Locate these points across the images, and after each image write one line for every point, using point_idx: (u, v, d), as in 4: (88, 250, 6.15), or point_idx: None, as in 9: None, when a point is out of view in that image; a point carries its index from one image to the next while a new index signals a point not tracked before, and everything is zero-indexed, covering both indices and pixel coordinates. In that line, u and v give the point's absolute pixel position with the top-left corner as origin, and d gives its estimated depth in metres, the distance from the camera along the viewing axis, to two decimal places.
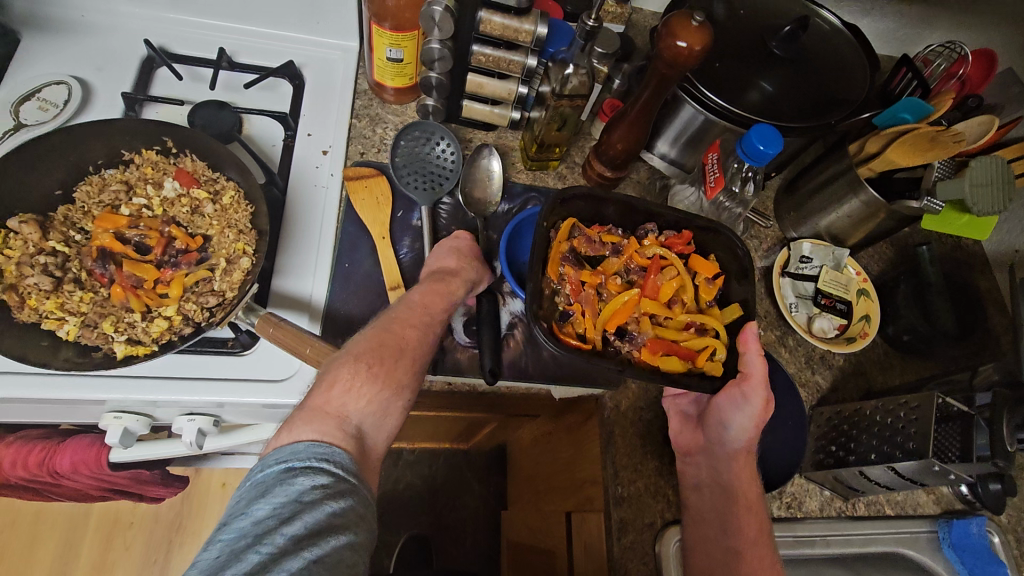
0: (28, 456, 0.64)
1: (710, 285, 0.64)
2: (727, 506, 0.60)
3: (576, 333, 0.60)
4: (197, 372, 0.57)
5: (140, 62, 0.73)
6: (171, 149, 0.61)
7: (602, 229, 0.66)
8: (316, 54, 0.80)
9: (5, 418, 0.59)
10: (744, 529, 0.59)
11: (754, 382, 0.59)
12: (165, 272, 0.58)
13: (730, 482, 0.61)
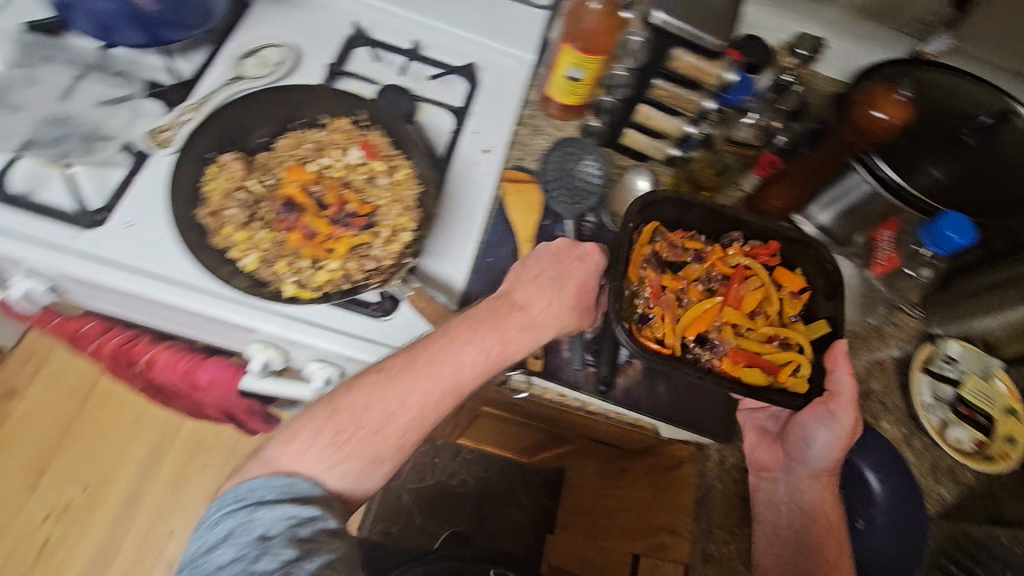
0: (178, 362, 0.69)
1: (795, 299, 0.66)
2: (806, 527, 0.61)
3: (656, 337, 0.62)
4: (342, 325, 0.62)
5: (343, 40, 0.78)
6: (363, 121, 0.67)
7: (682, 234, 0.68)
8: (495, 60, 0.83)
9: (170, 324, 0.66)
10: (821, 551, 0.60)
11: (843, 401, 0.59)
12: (336, 229, 0.62)
13: (810, 503, 0.62)
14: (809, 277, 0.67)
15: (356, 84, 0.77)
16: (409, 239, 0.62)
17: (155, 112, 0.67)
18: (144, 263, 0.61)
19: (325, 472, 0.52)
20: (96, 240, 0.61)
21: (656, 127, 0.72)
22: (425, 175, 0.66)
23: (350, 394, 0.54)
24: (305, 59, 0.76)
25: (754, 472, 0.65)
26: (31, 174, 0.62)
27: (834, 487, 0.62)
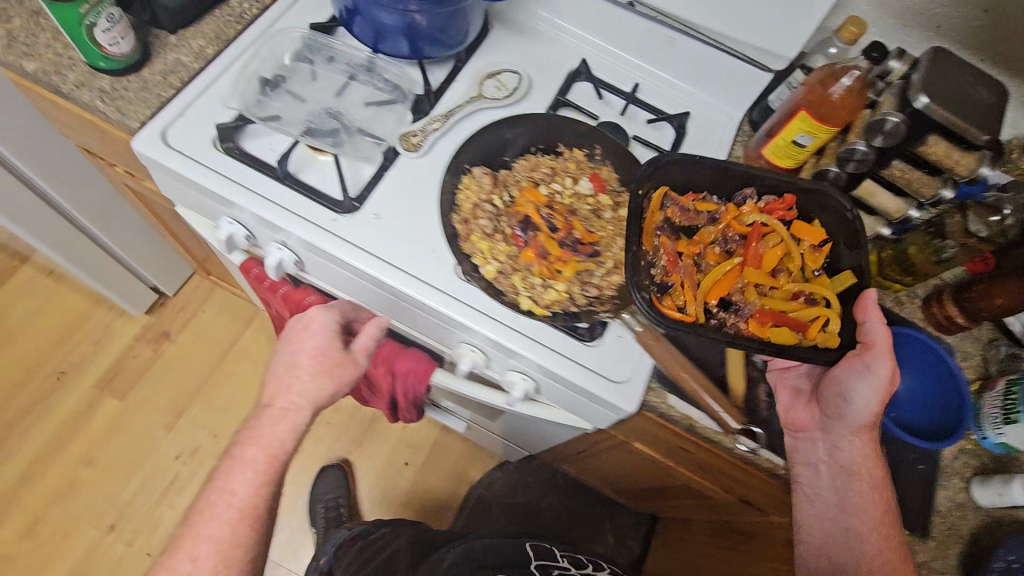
0: (377, 351, 0.75)
1: (816, 252, 0.65)
2: (850, 483, 0.64)
3: (678, 305, 0.62)
4: (559, 346, 0.64)
5: (566, 74, 0.82)
6: (596, 155, 0.71)
7: (696, 196, 0.68)
8: (706, 112, 0.83)
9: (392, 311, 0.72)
10: (867, 510, 0.63)
11: (879, 350, 0.59)
12: (565, 253, 0.66)
13: (852, 462, 0.64)
14: (829, 229, 0.66)
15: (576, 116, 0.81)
16: None
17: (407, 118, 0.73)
18: (387, 254, 0.67)
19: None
20: (349, 226, 0.67)
21: (876, 203, 0.71)
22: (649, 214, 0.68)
23: (263, 386, 0.67)
24: (535, 87, 0.80)
25: (793, 433, 0.67)
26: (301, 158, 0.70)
27: (875, 441, 0.64)
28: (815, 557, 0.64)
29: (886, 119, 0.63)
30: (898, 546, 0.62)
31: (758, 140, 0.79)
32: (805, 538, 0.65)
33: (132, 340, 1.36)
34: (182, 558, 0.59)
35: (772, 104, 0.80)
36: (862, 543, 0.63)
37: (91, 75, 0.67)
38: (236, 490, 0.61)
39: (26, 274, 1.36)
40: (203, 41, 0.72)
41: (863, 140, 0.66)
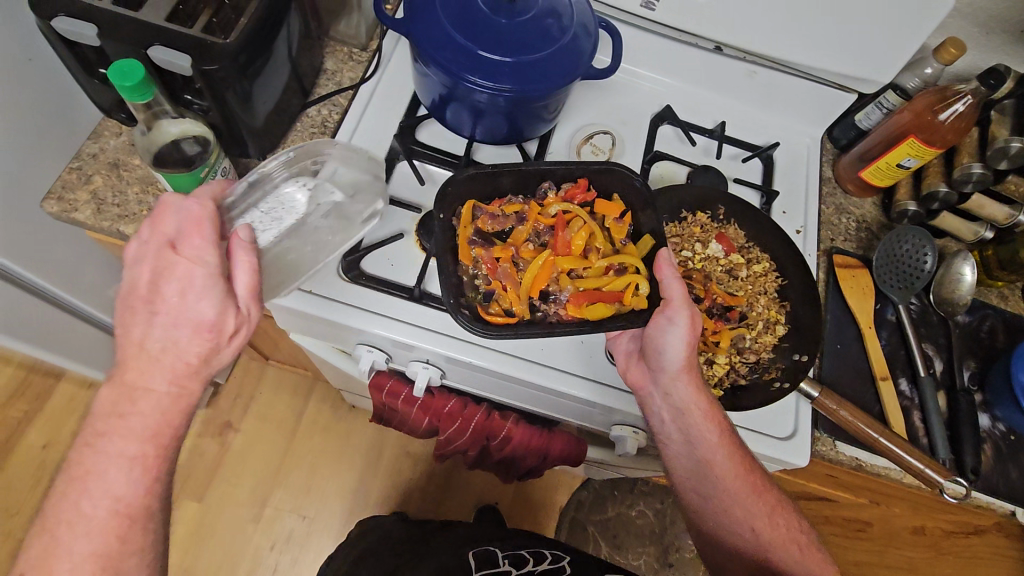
0: (531, 438, 0.76)
1: (619, 224, 0.66)
2: (688, 424, 0.62)
3: (503, 309, 0.62)
4: None
5: (650, 121, 0.81)
6: (720, 215, 0.71)
7: (502, 201, 0.66)
8: (789, 138, 0.84)
9: (542, 406, 0.73)
10: (705, 438, 0.62)
11: (675, 301, 0.60)
12: (716, 324, 0.67)
13: (686, 405, 0.62)
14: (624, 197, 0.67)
15: (669, 165, 0.80)
16: (784, 333, 0.66)
17: None
18: (541, 355, 0.66)
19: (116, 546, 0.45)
20: (494, 335, 0.66)
21: (986, 214, 0.74)
22: (784, 267, 0.69)
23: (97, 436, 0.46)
24: (626, 145, 0.79)
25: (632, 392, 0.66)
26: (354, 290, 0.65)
27: (694, 376, 0.62)
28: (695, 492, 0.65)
29: (1010, 145, 0.66)
30: (739, 459, 0.62)
31: (850, 158, 0.81)
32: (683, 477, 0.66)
33: (196, 438, 1.31)
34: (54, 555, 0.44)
35: (861, 123, 0.81)
36: (715, 467, 0.63)
37: None
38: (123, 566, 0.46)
39: (65, 391, 1.29)
40: None
41: (980, 163, 0.69)
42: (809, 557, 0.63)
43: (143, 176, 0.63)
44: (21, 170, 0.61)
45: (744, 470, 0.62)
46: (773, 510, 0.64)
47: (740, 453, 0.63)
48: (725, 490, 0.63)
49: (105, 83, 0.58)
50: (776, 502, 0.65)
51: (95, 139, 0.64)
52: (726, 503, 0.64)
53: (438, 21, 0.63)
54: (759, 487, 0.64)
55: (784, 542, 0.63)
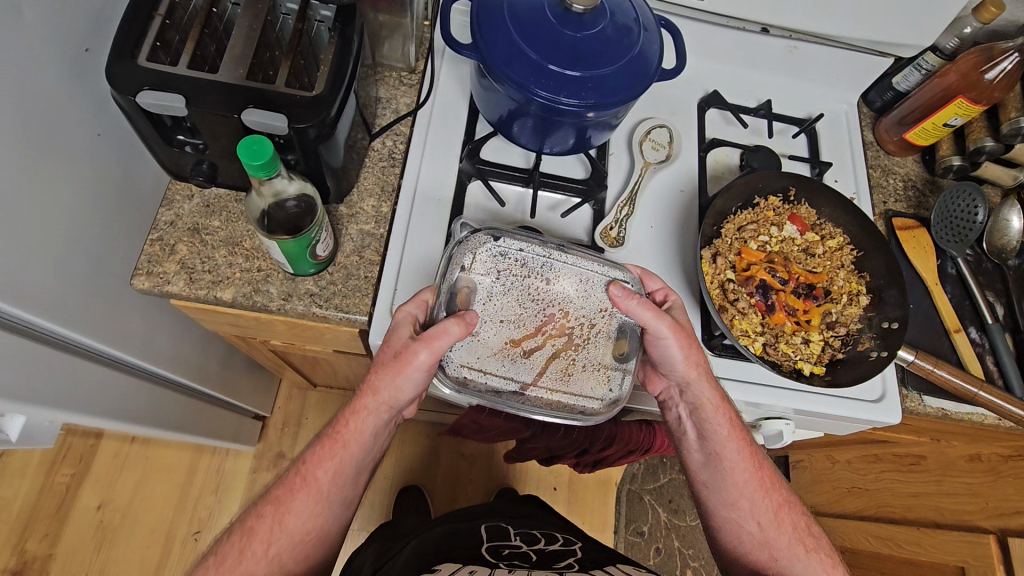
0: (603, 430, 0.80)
1: None
2: (701, 418, 0.62)
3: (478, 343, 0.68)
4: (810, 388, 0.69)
5: (698, 107, 0.82)
6: (790, 196, 0.73)
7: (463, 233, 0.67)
8: (828, 107, 0.87)
9: (642, 405, 0.74)
10: (718, 432, 0.62)
11: (655, 325, 0.58)
12: (805, 303, 0.69)
13: (702, 402, 0.62)
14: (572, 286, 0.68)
15: (723, 150, 0.80)
16: (867, 303, 0.69)
17: (598, 214, 0.73)
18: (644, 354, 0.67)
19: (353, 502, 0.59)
20: None
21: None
22: (858, 240, 0.71)
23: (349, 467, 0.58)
24: (682, 134, 0.80)
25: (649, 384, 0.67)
26: (502, 361, 0.58)
27: (711, 375, 0.61)
28: (693, 452, 0.65)
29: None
30: (749, 449, 0.63)
31: (890, 120, 0.84)
32: (684, 456, 0.66)
33: (250, 474, 1.24)
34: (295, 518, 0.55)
35: (899, 86, 0.83)
36: (724, 455, 0.63)
37: (294, 281, 0.61)
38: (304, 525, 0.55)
39: (111, 447, 1.23)
40: (374, 200, 0.67)
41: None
42: (818, 564, 0.61)
43: (227, 238, 0.62)
44: (93, 244, 0.56)
45: (750, 459, 0.63)
46: (779, 508, 0.63)
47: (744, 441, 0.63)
48: (733, 482, 0.63)
49: (183, 150, 0.57)
50: (780, 500, 0.64)
51: (169, 206, 0.63)
52: (729, 496, 0.63)
53: (508, 38, 0.62)
54: (767, 483, 0.64)
55: (794, 545, 0.62)
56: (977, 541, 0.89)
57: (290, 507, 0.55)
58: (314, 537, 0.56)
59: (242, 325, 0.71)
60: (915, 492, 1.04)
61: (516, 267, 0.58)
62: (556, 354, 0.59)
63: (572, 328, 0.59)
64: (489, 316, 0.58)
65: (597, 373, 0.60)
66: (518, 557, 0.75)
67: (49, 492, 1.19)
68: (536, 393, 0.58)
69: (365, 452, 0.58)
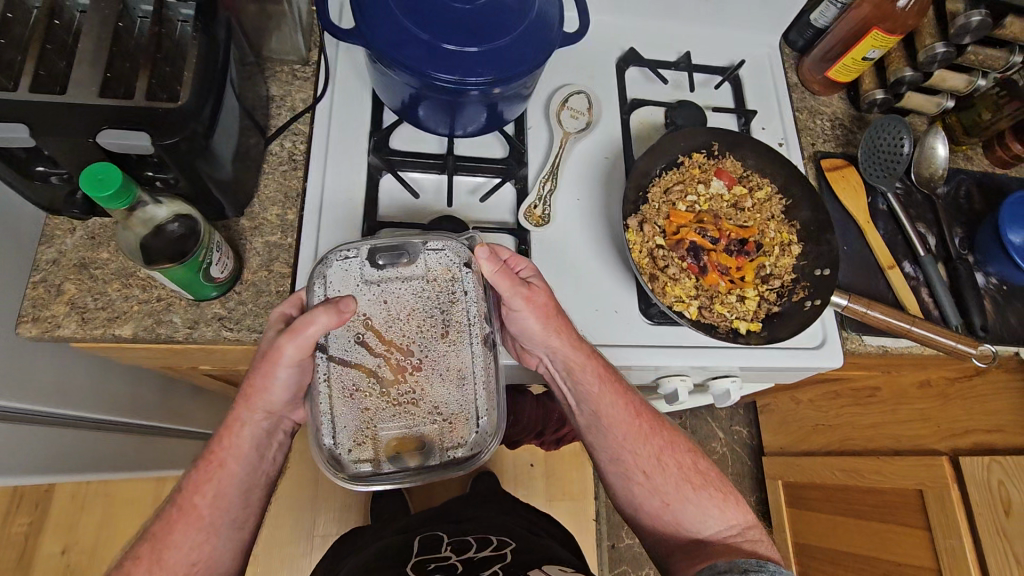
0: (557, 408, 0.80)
1: None
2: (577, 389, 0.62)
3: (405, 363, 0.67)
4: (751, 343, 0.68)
5: (617, 67, 0.79)
6: (714, 151, 0.71)
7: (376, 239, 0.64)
8: (749, 52, 0.84)
9: None
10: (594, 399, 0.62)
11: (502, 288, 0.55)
12: (738, 260, 0.68)
13: (568, 369, 0.61)
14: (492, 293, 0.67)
15: (645, 111, 0.78)
16: (799, 252, 0.68)
17: (520, 193, 0.70)
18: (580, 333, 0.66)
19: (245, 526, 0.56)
20: None
21: (948, 86, 0.79)
22: (786, 189, 0.70)
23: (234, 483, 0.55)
24: (601, 97, 0.77)
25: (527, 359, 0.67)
26: (347, 338, 0.54)
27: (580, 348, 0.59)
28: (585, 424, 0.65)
29: (970, 20, 0.70)
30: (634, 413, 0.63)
31: (812, 59, 0.82)
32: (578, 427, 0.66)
33: None
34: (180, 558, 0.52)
35: (817, 23, 0.81)
36: (603, 420, 0.62)
37: (200, 307, 0.57)
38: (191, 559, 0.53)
39: (65, 489, 1.18)
40: (278, 208, 0.63)
41: (943, 42, 0.73)
42: (708, 502, 0.62)
43: (119, 270, 0.57)
44: None
45: (631, 415, 0.62)
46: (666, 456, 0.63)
47: (632, 404, 0.63)
48: (617, 440, 0.63)
49: (48, 181, 0.52)
50: (664, 444, 0.64)
51: (50, 243, 0.58)
52: (618, 457, 0.63)
53: (394, 16, 0.57)
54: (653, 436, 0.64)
55: (682, 488, 0.62)
56: (931, 464, 0.92)
57: (169, 542, 0.52)
58: (202, 567, 0.53)
59: (161, 357, 0.67)
60: (873, 423, 1.07)
61: (443, 296, 0.56)
62: (375, 383, 0.54)
63: (407, 383, 0.55)
64: (387, 291, 0.55)
65: (369, 427, 0.54)
66: (443, 571, 0.73)
67: None
68: (322, 366, 0.53)
69: (247, 468, 0.56)
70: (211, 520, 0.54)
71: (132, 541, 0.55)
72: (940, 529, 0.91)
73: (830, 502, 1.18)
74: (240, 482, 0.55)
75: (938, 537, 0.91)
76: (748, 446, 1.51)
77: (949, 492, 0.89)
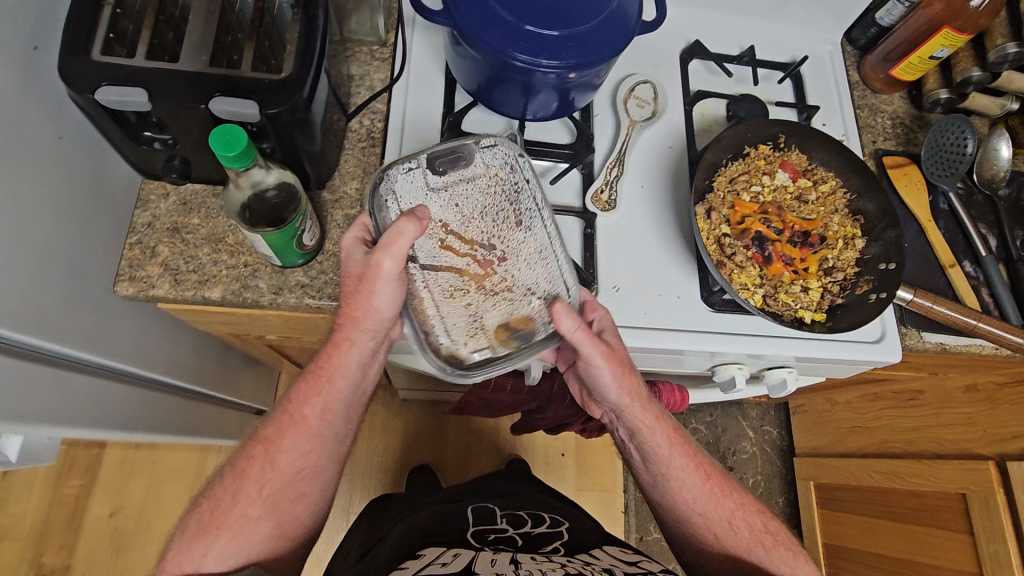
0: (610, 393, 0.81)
1: None
2: (648, 449, 0.66)
3: None
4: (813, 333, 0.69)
5: (681, 59, 0.80)
6: (779, 143, 0.72)
7: None
8: (811, 49, 0.85)
9: (646, 366, 0.74)
10: (662, 455, 0.65)
11: (587, 354, 0.58)
12: (802, 252, 0.69)
13: (637, 425, 0.65)
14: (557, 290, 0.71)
15: (708, 103, 0.79)
16: (863, 246, 0.69)
17: (587, 178, 0.71)
18: (645, 316, 0.67)
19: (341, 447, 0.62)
20: None
21: (1014, 87, 0.79)
22: (851, 182, 0.71)
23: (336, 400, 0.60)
24: (666, 88, 0.78)
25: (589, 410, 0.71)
26: (431, 244, 0.59)
27: (648, 407, 0.64)
28: (653, 484, 0.68)
29: None
30: (700, 468, 0.66)
31: (875, 57, 0.83)
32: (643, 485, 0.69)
33: None
34: (290, 463, 0.58)
35: (882, 21, 0.82)
36: (671, 481, 0.66)
37: (284, 274, 0.60)
38: (296, 466, 0.59)
39: (115, 455, 1.22)
40: (357, 182, 0.65)
41: (1015, 42, 0.73)
42: (779, 560, 0.63)
43: (209, 235, 0.60)
44: (68, 253, 0.54)
45: (701, 475, 0.66)
46: (733, 513, 0.66)
47: (700, 465, 0.67)
48: (687, 500, 0.65)
49: (152, 147, 0.55)
50: (735, 505, 0.66)
51: (145, 206, 0.60)
52: (687, 515, 0.66)
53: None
54: (719, 491, 0.66)
55: (749, 547, 0.64)
56: (976, 468, 0.92)
57: (280, 447, 0.58)
58: (307, 474, 0.59)
59: (235, 323, 0.69)
60: (914, 426, 1.07)
61: (507, 188, 0.60)
62: (467, 279, 0.59)
63: (496, 274, 0.60)
64: (454, 194, 0.60)
65: (472, 321, 0.59)
66: (503, 543, 0.76)
67: (59, 506, 1.18)
68: (415, 273, 0.59)
69: (351, 386, 0.60)
70: (313, 435, 0.59)
71: (240, 446, 0.61)
72: (983, 534, 0.91)
73: (866, 504, 1.18)
74: (344, 400, 0.60)
75: (981, 542, 0.91)
76: (779, 446, 1.51)
77: (994, 496, 0.89)
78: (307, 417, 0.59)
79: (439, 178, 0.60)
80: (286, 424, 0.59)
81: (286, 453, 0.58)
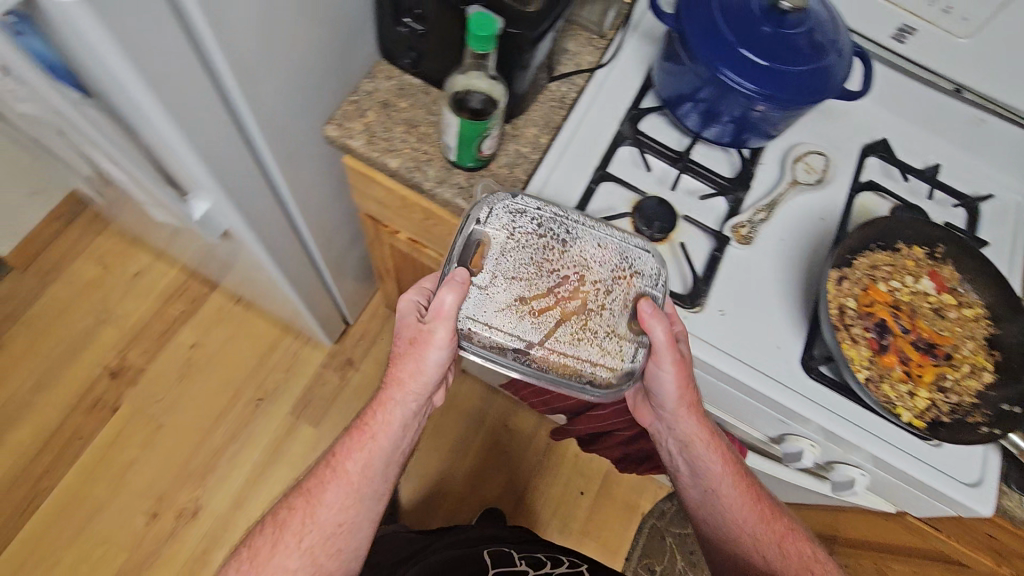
0: None
1: None
2: (698, 459, 0.69)
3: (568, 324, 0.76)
4: (900, 443, 0.65)
5: (861, 150, 0.82)
6: (936, 253, 0.71)
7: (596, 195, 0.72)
8: (1001, 191, 0.83)
9: (719, 404, 0.74)
10: (710, 468, 0.69)
11: (661, 354, 0.61)
12: (923, 359, 0.66)
13: (688, 436, 0.68)
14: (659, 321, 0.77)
15: (874, 197, 0.79)
16: (989, 380, 0.66)
17: (733, 209, 0.74)
18: (739, 351, 0.68)
19: (374, 502, 0.68)
20: (700, 321, 0.68)
21: None
22: (999, 318, 0.68)
23: (376, 460, 0.67)
24: (838, 168, 0.80)
25: (642, 417, 0.75)
26: (504, 301, 0.61)
27: (702, 420, 0.68)
28: (694, 491, 0.72)
29: None
30: (744, 487, 0.70)
31: None
32: (687, 496, 0.73)
33: (319, 368, 1.37)
34: (329, 519, 0.65)
35: None
36: (720, 500, 0.69)
37: (450, 171, 0.68)
38: (332, 517, 0.66)
39: (217, 301, 1.38)
40: (536, 129, 0.74)
41: None
42: None
43: (408, 118, 0.70)
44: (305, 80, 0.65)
45: (750, 500, 0.69)
46: (783, 537, 0.68)
47: (749, 490, 0.70)
48: (736, 522, 0.69)
49: (403, 30, 0.66)
50: (783, 530, 0.69)
51: (370, 78, 0.72)
52: (736, 537, 0.69)
53: (709, 15, 0.66)
54: (767, 515, 0.70)
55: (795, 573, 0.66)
56: None
57: (319, 501, 0.66)
58: (344, 529, 0.66)
59: (386, 207, 0.79)
60: None
61: (530, 226, 0.63)
62: (576, 316, 0.62)
63: (584, 291, 0.63)
64: (502, 271, 0.61)
65: (609, 340, 0.63)
66: None
67: (158, 320, 1.35)
68: (543, 352, 0.61)
69: (391, 444, 0.67)
70: (352, 487, 0.66)
71: (287, 491, 0.69)
72: None
73: None
74: (381, 458, 0.67)
75: None
76: None
77: None
78: (351, 476, 0.66)
79: (483, 267, 0.62)
80: (328, 477, 0.67)
81: (328, 501, 0.66)
